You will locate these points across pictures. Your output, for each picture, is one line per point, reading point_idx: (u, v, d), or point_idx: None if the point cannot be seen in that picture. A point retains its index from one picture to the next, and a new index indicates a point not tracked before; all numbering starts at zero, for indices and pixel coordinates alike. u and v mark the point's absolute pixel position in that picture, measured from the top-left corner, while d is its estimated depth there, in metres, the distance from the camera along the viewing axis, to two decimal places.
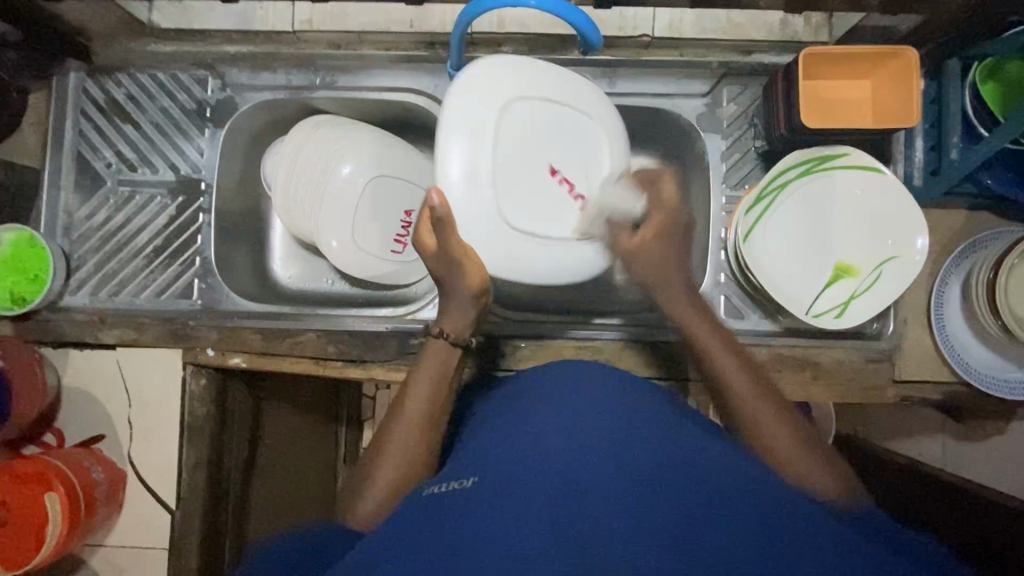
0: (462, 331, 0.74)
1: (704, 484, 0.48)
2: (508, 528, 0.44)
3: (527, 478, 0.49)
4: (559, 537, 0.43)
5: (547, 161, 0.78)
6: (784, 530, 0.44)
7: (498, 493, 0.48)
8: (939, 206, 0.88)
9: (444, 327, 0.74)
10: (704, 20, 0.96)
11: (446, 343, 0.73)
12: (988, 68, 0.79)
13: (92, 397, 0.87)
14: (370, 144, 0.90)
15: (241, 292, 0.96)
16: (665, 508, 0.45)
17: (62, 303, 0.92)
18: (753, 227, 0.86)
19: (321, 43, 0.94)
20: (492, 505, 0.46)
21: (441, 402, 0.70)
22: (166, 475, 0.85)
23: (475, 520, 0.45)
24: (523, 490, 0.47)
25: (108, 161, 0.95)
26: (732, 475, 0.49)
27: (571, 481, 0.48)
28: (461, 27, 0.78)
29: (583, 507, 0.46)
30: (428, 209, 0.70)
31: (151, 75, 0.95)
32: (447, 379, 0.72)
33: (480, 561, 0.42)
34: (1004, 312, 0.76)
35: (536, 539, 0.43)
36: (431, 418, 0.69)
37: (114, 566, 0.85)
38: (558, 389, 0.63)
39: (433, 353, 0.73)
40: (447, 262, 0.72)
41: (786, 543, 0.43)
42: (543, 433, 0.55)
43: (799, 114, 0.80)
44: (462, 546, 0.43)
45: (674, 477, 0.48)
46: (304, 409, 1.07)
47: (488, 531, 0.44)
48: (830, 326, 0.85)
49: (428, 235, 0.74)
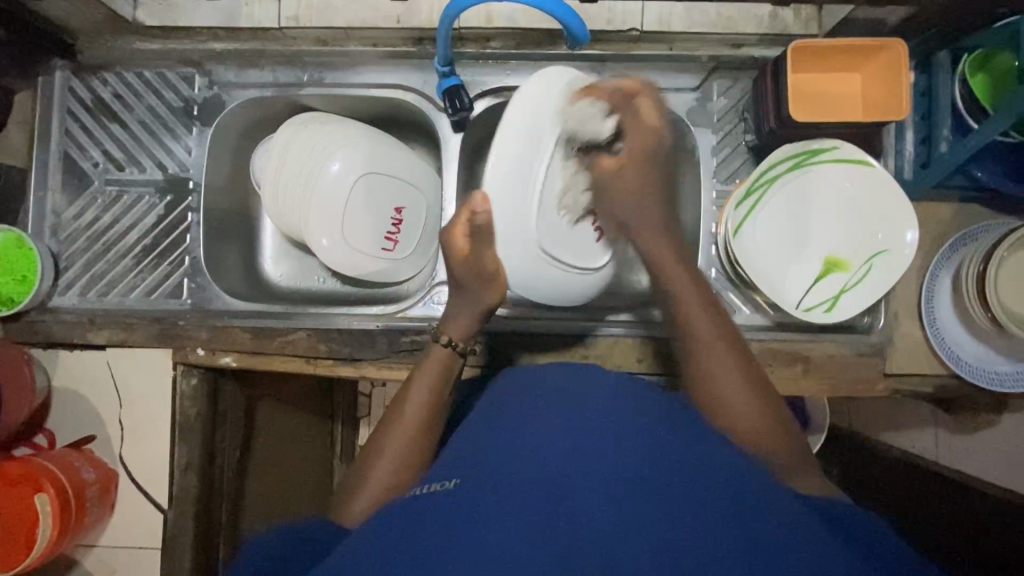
0: (469, 340, 0.76)
1: (688, 482, 0.47)
2: (492, 526, 0.44)
3: (511, 477, 0.49)
4: (538, 537, 0.43)
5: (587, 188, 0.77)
6: (766, 533, 0.43)
7: (484, 492, 0.47)
8: (931, 199, 0.88)
9: (450, 334, 0.75)
10: (693, 13, 0.96)
11: (451, 352, 0.74)
12: (981, 57, 0.78)
13: (82, 398, 0.87)
14: (357, 141, 0.90)
15: (231, 290, 0.96)
16: (644, 501, 0.46)
17: (51, 304, 0.92)
18: (742, 222, 0.86)
19: (309, 39, 0.94)
20: (476, 505, 0.46)
21: (436, 409, 0.71)
22: (157, 476, 0.85)
23: (460, 521, 0.45)
24: (505, 487, 0.48)
25: (95, 161, 0.94)
26: (716, 472, 0.49)
27: (551, 478, 0.48)
28: (447, 22, 0.77)
29: (559, 507, 0.45)
30: (470, 215, 0.69)
31: (138, 74, 0.94)
32: (444, 385, 0.73)
33: (459, 561, 0.42)
34: (995, 306, 0.76)
35: (520, 540, 0.43)
36: (430, 424, 0.69)
37: (106, 567, 0.85)
38: (546, 387, 0.63)
39: (432, 359, 0.74)
40: (471, 270, 0.74)
41: (772, 547, 0.42)
42: (529, 433, 0.55)
43: (788, 108, 0.79)
44: (444, 549, 0.43)
45: (656, 476, 0.48)
46: (297, 408, 1.07)
47: (469, 532, 0.44)
48: (819, 320, 0.85)
49: (462, 239, 0.73)
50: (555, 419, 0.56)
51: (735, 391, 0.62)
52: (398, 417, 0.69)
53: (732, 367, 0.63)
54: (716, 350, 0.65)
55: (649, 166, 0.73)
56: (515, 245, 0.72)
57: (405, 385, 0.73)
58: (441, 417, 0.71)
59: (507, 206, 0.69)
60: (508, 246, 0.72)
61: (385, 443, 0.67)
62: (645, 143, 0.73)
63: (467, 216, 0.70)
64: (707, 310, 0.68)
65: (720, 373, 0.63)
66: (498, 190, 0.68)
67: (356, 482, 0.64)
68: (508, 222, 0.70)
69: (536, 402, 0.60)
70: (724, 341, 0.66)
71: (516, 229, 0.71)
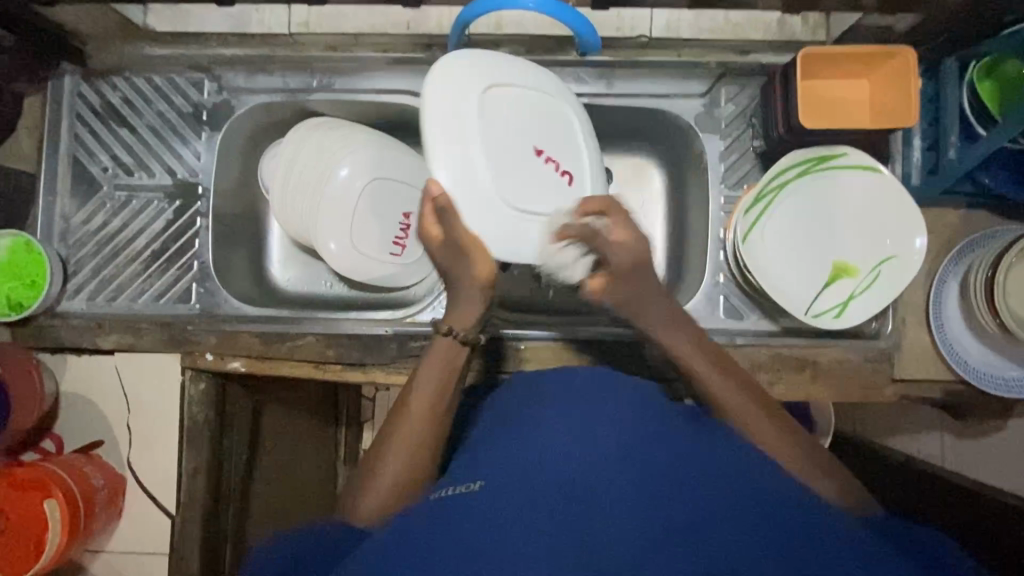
0: (471, 328, 0.71)
1: (710, 477, 0.48)
2: (518, 525, 0.44)
3: (535, 477, 0.49)
4: (568, 541, 0.43)
5: (529, 140, 0.80)
6: (789, 530, 0.43)
7: (509, 493, 0.48)
8: (938, 205, 0.88)
9: (452, 324, 0.71)
10: (701, 20, 0.96)
11: (454, 342, 0.71)
12: (987, 65, 0.79)
13: (91, 402, 0.87)
14: (366, 146, 0.90)
15: (239, 295, 0.96)
16: (671, 502, 0.46)
17: (59, 309, 0.92)
18: (753, 227, 0.86)
19: (319, 45, 0.93)
20: (504, 507, 0.46)
21: (443, 404, 0.69)
22: (166, 481, 0.84)
23: (485, 522, 0.45)
24: (532, 491, 0.48)
25: (104, 166, 0.95)
26: (740, 470, 0.49)
27: (577, 480, 0.48)
28: (459, 29, 0.77)
29: (585, 510, 0.45)
30: (430, 201, 0.72)
31: (147, 79, 0.94)
32: (452, 377, 0.70)
33: (490, 563, 0.42)
34: (1003, 310, 0.76)
35: (546, 539, 0.43)
36: (438, 421, 0.68)
37: (115, 572, 0.84)
38: (561, 387, 0.63)
39: (438, 353, 0.71)
40: (452, 250, 0.73)
41: (795, 544, 0.43)
42: (547, 434, 0.55)
43: (797, 115, 0.80)
44: (473, 551, 0.43)
45: (682, 476, 0.48)
46: (303, 412, 1.07)
47: (499, 534, 0.44)
48: (829, 326, 0.85)
49: (434, 226, 0.73)
50: (573, 420, 0.57)
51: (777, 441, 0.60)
52: (404, 414, 0.67)
53: (756, 411, 0.62)
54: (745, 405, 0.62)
55: (639, 279, 0.70)
56: (484, 213, 0.76)
57: (411, 379, 0.70)
58: (450, 413, 0.70)
59: (454, 178, 0.74)
60: (475, 216, 0.76)
61: (392, 439, 0.66)
62: (622, 264, 0.70)
63: (428, 204, 0.73)
64: (710, 358, 0.67)
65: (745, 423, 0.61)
66: (448, 164, 0.74)
67: (363, 480, 0.64)
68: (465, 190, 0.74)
69: (556, 405, 0.60)
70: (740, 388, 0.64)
71: (478, 194, 0.75)
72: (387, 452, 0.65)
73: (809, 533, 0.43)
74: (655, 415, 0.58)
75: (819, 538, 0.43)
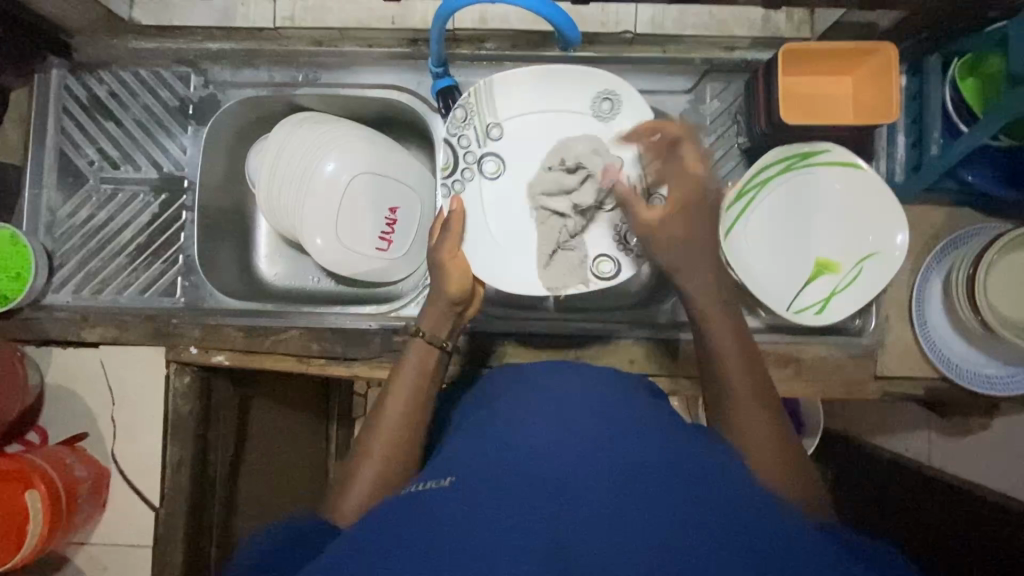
0: (441, 333, 0.74)
1: (688, 470, 0.46)
2: (490, 517, 0.42)
3: (509, 467, 0.47)
4: (542, 535, 0.40)
5: (546, 166, 0.85)
6: (769, 531, 0.41)
7: (482, 487, 0.45)
8: (923, 203, 0.88)
9: (426, 328, 0.74)
10: (687, 15, 0.93)
11: (428, 344, 0.73)
12: (970, 62, 0.78)
13: (75, 394, 0.87)
14: (354, 141, 0.90)
15: (225, 289, 0.96)
16: (656, 500, 0.42)
17: (45, 301, 0.93)
18: (735, 223, 0.87)
19: (304, 40, 0.95)
20: (477, 502, 0.43)
21: (423, 402, 0.69)
22: (150, 473, 0.85)
23: (455, 519, 0.42)
24: (508, 483, 0.45)
25: (90, 159, 0.95)
26: (720, 468, 0.47)
27: (552, 472, 0.45)
28: (439, 22, 0.77)
29: (561, 504, 0.42)
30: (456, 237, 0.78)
31: (134, 73, 0.95)
32: (428, 376, 0.71)
33: (464, 567, 0.39)
34: (983, 308, 0.76)
35: (519, 534, 0.40)
36: (417, 417, 0.68)
37: (98, 563, 0.85)
38: (536, 377, 0.61)
39: (413, 354, 0.72)
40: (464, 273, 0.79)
41: (772, 546, 0.41)
42: (525, 423, 0.53)
43: (779, 111, 0.80)
44: (447, 550, 0.40)
45: (664, 470, 0.45)
46: (293, 408, 1.07)
47: (470, 531, 0.41)
48: (810, 322, 0.85)
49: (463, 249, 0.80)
50: (548, 408, 0.54)
51: (777, 457, 0.58)
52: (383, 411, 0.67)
53: (754, 412, 0.61)
54: (752, 408, 0.61)
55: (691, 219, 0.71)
56: (551, 82, 0.85)
57: (386, 386, 0.71)
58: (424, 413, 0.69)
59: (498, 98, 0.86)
60: (551, 83, 0.85)
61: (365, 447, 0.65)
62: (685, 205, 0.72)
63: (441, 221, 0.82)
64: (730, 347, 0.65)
65: (751, 424, 0.60)
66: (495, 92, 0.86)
67: (340, 487, 0.61)
68: (524, 95, 0.86)
69: (529, 394, 0.58)
70: (765, 408, 0.61)
71: (546, 83, 0.85)
72: (363, 457, 0.63)
73: (793, 536, 0.42)
74: (641, 407, 0.55)
75: (793, 540, 0.41)
